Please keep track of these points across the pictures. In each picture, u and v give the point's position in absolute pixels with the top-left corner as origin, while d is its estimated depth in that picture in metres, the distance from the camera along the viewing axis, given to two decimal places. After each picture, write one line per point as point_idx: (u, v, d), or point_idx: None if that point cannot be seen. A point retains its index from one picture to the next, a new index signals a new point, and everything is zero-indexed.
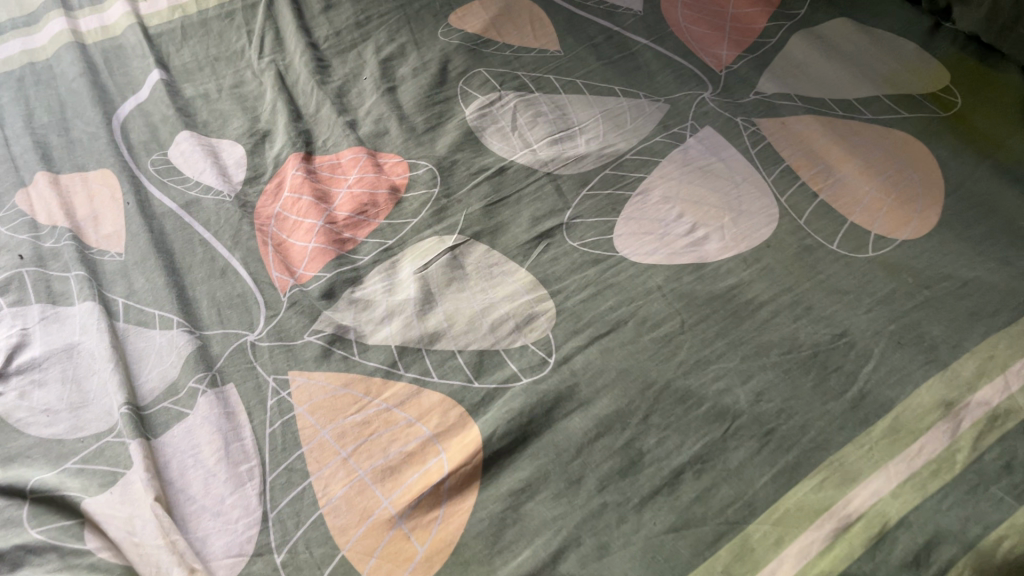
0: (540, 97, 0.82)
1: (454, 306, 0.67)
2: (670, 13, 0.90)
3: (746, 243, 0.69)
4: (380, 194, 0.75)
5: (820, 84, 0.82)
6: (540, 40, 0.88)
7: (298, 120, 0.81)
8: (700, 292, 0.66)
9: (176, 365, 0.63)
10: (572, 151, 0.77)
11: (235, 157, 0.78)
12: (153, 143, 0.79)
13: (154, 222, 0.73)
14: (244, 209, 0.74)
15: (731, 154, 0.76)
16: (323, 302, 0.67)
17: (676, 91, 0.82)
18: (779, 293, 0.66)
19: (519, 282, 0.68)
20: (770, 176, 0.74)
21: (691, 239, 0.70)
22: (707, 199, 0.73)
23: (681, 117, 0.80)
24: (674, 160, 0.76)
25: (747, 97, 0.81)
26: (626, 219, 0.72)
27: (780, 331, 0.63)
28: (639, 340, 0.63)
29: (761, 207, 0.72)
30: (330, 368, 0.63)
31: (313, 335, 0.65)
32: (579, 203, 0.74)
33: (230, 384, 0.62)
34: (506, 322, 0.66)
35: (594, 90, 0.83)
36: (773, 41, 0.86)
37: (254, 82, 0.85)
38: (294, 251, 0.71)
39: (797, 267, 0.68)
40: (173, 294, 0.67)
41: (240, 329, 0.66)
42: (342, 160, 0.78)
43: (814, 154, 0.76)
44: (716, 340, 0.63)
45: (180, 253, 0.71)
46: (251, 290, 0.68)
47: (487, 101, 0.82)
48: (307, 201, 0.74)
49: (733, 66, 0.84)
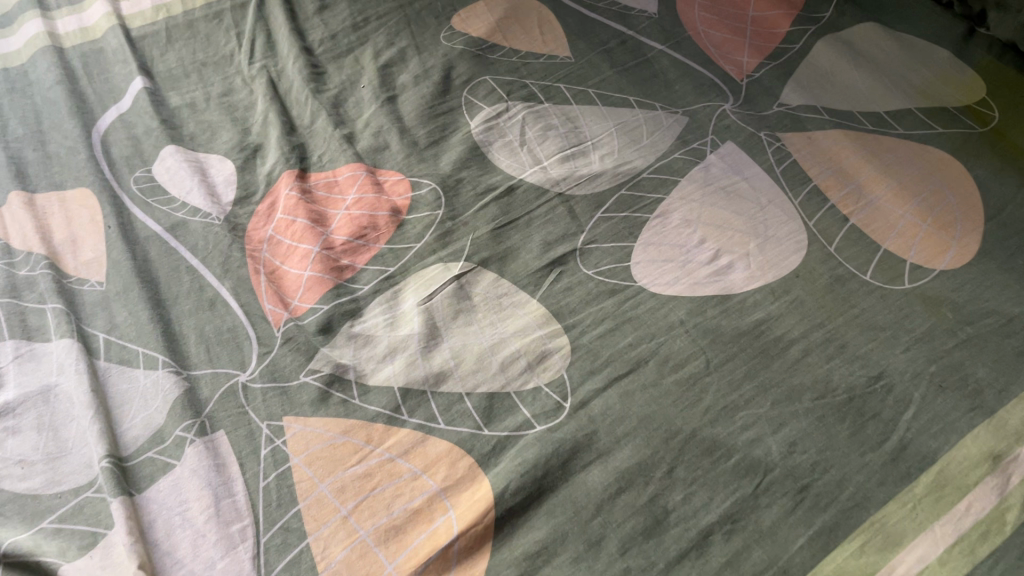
0: (550, 109, 0.77)
1: (461, 342, 0.62)
2: (687, 15, 0.85)
3: (774, 272, 0.65)
4: (380, 216, 0.70)
5: (847, 95, 0.77)
6: (549, 45, 0.82)
7: (292, 132, 0.76)
8: (725, 328, 0.62)
9: (162, 410, 0.58)
10: (585, 169, 0.72)
11: (224, 174, 0.73)
12: (136, 159, 0.74)
13: (137, 247, 0.68)
14: (234, 233, 0.69)
15: (754, 173, 0.71)
16: (320, 338, 0.62)
17: (694, 103, 0.77)
18: (811, 329, 0.61)
19: (531, 315, 0.64)
20: (797, 198, 0.70)
21: (714, 267, 0.66)
22: (730, 224, 0.68)
23: (701, 131, 0.75)
24: (694, 179, 0.71)
25: (770, 110, 0.76)
26: (644, 245, 0.67)
27: (813, 373, 0.59)
28: (661, 383, 0.59)
29: (789, 233, 0.67)
30: (329, 413, 0.59)
31: (310, 376, 0.60)
32: (594, 226, 0.69)
33: (221, 431, 0.58)
34: (517, 361, 0.61)
35: (608, 101, 0.77)
36: (796, 46, 0.81)
37: (244, 91, 0.80)
38: (289, 280, 0.66)
39: (829, 300, 0.63)
40: (158, 329, 0.62)
41: (231, 368, 0.61)
42: (339, 178, 0.73)
43: (844, 173, 0.71)
44: (744, 383, 0.59)
45: (166, 282, 0.66)
46: (242, 324, 0.63)
47: (493, 112, 0.77)
48: (302, 224, 0.69)
49: (755, 75, 0.79)
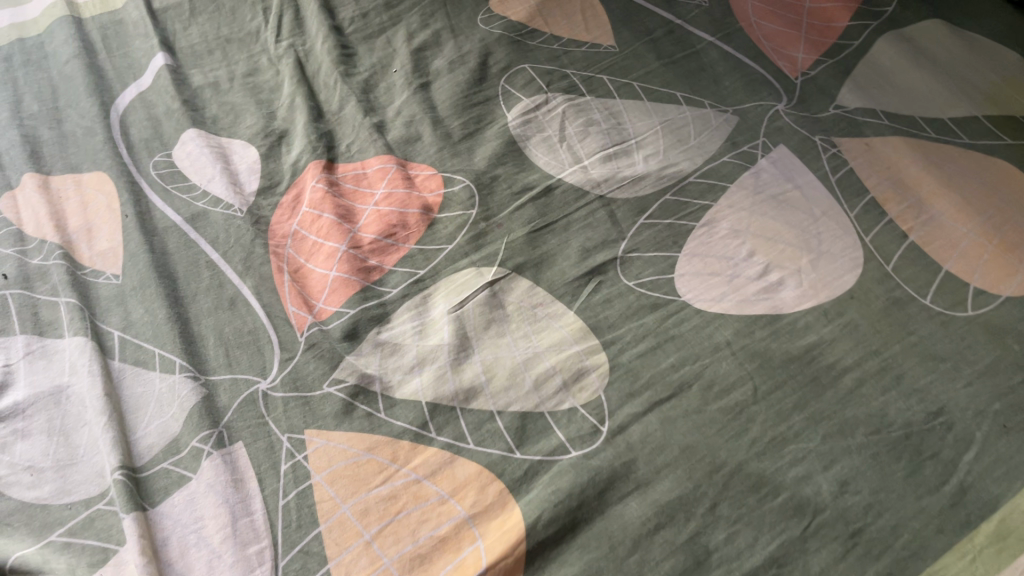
0: (591, 102, 0.73)
1: (494, 355, 0.59)
2: (739, 5, 0.80)
3: (827, 292, 0.61)
4: (411, 213, 0.66)
5: (909, 98, 0.72)
6: (592, 33, 0.78)
7: (319, 119, 0.72)
8: (774, 352, 0.58)
9: (178, 418, 0.56)
10: (628, 170, 0.68)
11: (248, 162, 0.70)
12: (155, 142, 0.70)
13: (155, 239, 0.64)
14: (257, 226, 0.65)
15: (808, 181, 0.67)
16: (345, 344, 0.59)
17: (745, 101, 0.73)
18: (866, 357, 0.58)
19: (568, 328, 0.60)
20: (853, 211, 0.65)
21: (763, 284, 0.62)
22: (782, 236, 0.64)
23: (752, 132, 0.71)
24: (744, 186, 0.67)
25: (826, 112, 0.72)
26: (689, 256, 0.64)
27: (867, 406, 0.55)
28: (704, 410, 0.56)
29: (844, 249, 0.63)
30: (353, 427, 0.56)
31: (333, 386, 0.57)
32: (636, 234, 0.65)
33: (239, 443, 0.55)
34: (552, 378, 0.58)
35: (653, 95, 0.73)
36: (856, 43, 0.76)
37: (270, 71, 0.76)
38: (314, 280, 0.63)
39: (885, 325, 0.59)
40: (175, 329, 0.59)
41: (251, 374, 0.58)
42: (368, 170, 0.69)
43: (904, 184, 0.67)
44: (793, 413, 0.55)
45: (185, 278, 0.63)
46: (263, 326, 0.60)
47: (532, 104, 0.73)
48: (328, 220, 0.65)
49: (811, 72, 0.75)
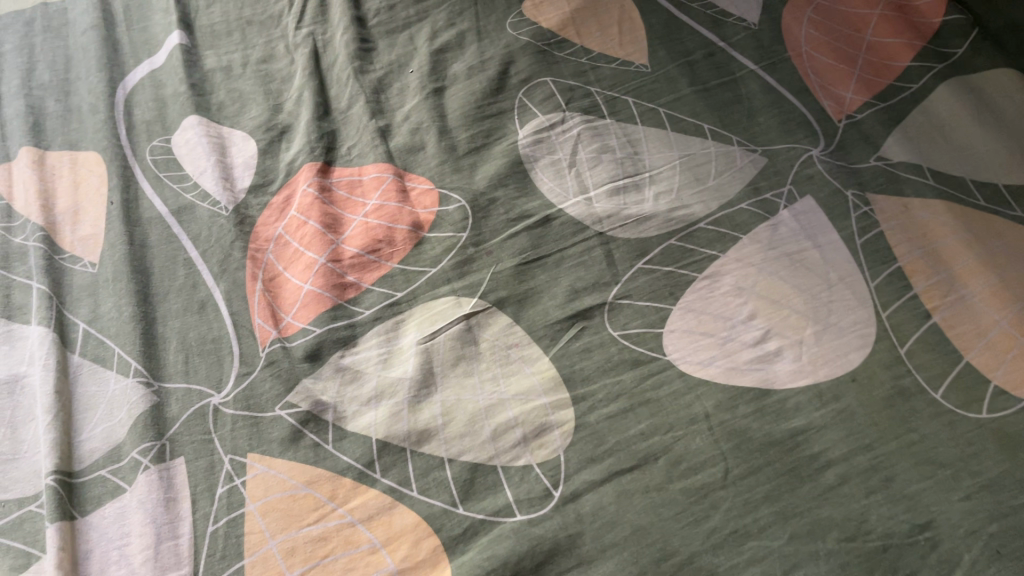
0: (610, 126, 0.68)
1: (455, 396, 0.56)
2: (790, 31, 0.73)
3: (826, 370, 0.56)
4: (398, 229, 0.63)
5: (962, 157, 0.65)
6: (625, 49, 0.73)
7: (324, 117, 0.69)
8: (754, 433, 0.53)
9: (124, 425, 0.54)
10: (635, 208, 0.64)
11: (245, 156, 0.67)
12: (157, 125, 0.69)
13: (137, 230, 0.63)
14: (241, 227, 0.63)
15: (830, 241, 0.61)
16: (305, 366, 0.57)
17: (778, 142, 0.67)
18: (855, 452, 0.52)
19: (539, 376, 0.56)
20: (873, 280, 0.60)
21: (758, 352, 0.57)
22: (788, 300, 0.59)
23: (779, 178, 0.65)
24: (758, 238, 0.62)
25: (865, 163, 0.65)
26: (683, 311, 0.59)
27: (845, 507, 0.50)
28: (666, 488, 0.52)
29: (854, 323, 0.58)
30: (297, 456, 0.54)
31: (285, 409, 0.55)
32: (631, 278, 0.61)
33: (180, 459, 0.53)
34: (512, 430, 0.54)
35: (678, 125, 0.68)
36: (913, 87, 0.69)
37: (285, 60, 0.74)
38: (287, 292, 0.61)
39: (884, 417, 0.54)
40: (138, 329, 0.58)
41: (206, 386, 0.56)
42: (364, 178, 0.66)
43: (937, 256, 0.60)
44: (761, 505, 0.51)
45: (160, 274, 0.61)
46: (228, 336, 0.58)
47: (547, 122, 0.68)
48: (313, 228, 0.63)
49: (856, 116, 0.68)
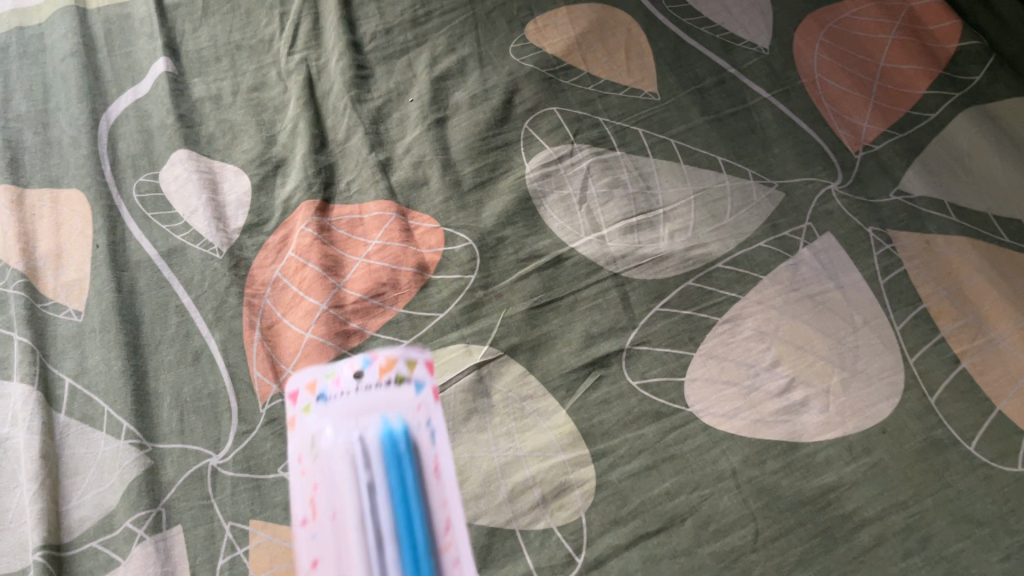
0: (620, 158, 0.65)
1: (468, 454, 0.52)
2: (803, 56, 0.71)
3: (856, 421, 0.53)
4: (403, 271, 0.60)
5: (985, 190, 0.63)
6: (633, 75, 0.70)
7: (321, 149, 0.66)
8: (784, 491, 0.51)
9: (117, 491, 0.51)
10: (650, 247, 0.61)
11: (238, 193, 0.64)
12: (143, 159, 0.65)
13: (126, 275, 0.59)
14: (236, 271, 0.60)
15: (853, 281, 0.59)
16: (309, 423, 0.54)
17: (794, 175, 0.65)
18: (890, 509, 0.50)
19: (556, 431, 0.53)
20: (899, 324, 0.57)
21: (784, 402, 0.54)
22: (814, 346, 0.56)
23: (797, 214, 0.63)
24: (779, 279, 0.59)
25: (885, 197, 0.63)
26: (704, 357, 0.56)
27: (883, 571, 0.48)
28: (695, 552, 0.49)
29: (883, 370, 0.55)
30: (302, 522, 0.50)
31: (288, 471, 0.52)
32: (648, 323, 0.58)
33: (178, 528, 0.50)
34: (530, 491, 0.51)
35: (691, 157, 0.65)
36: (931, 116, 0.67)
37: (277, 87, 0.70)
38: (287, 340, 0.57)
39: (918, 471, 0.51)
40: (129, 385, 0.55)
41: (204, 446, 0.53)
42: (364, 216, 0.63)
43: (964, 296, 0.58)
44: (795, 570, 0.48)
45: (150, 323, 0.58)
46: (225, 391, 0.55)
47: (554, 154, 0.66)
48: (313, 271, 0.60)
49: (874, 147, 0.66)
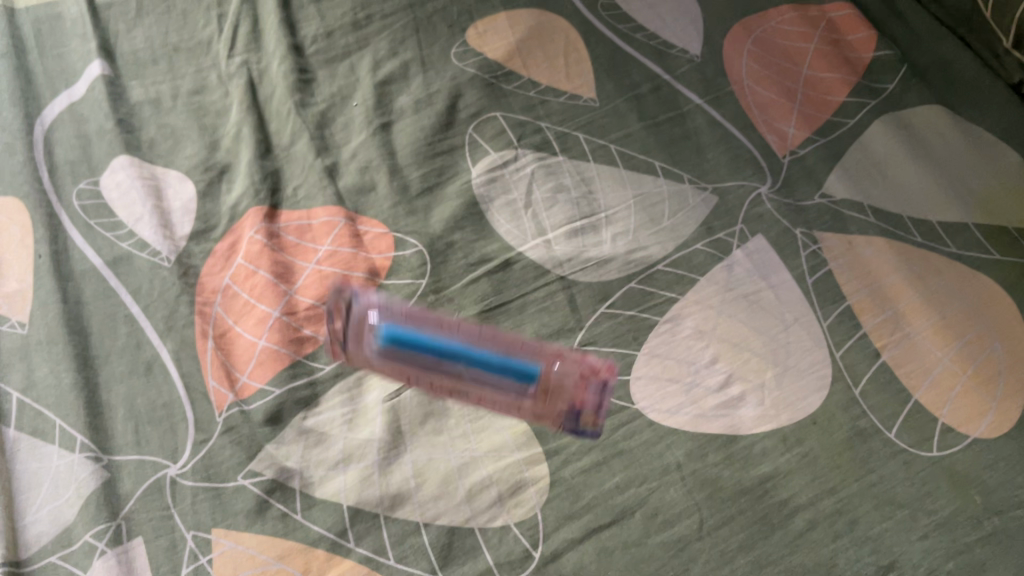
0: (562, 162, 0.68)
1: (427, 455, 0.54)
2: (732, 64, 0.74)
3: (788, 414, 0.57)
4: (354, 276, 0.61)
5: (899, 193, 0.67)
6: (573, 81, 0.73)
7: (266, 155, 0.67)
8: (725, 482, 0.54)
9: (73, 505, 0.51)
10: (594, 250, 0.64)
11: (183, 200, 0.64)
12: (82, 165, 0.64)
13: (70, 285, 0.59)
14: (185, 279, 0.60)
15: (783, 281, 0.63)
16: (265, 431, 0.55)
17: (728, 179, 0.68)
18: (820, 495, 0.54)
19: (510, 431, 0.55)
20: (826, 321, 0.61)
21: (723, 398, 0.58)
22: (748, 343, 0.60)
23: (730, 217, 0.66)
24: (715, 279, 0.63)
25: (811, 200, 0.67)
26: (648, 357, 0.59)
27: (816, 553, 0.52)
28: (644, 543, 0.52)
29: (811, 365, 0.59)
30: (265, 529, 0.51)
31: (249, 479, 0.53)
32: (595, 323, 0.61)
33: (138, 539, 0.50)
34: (486, 490, 0.53)
35: (630, 162, 0.69)
36: (851, 122, 0.71)
37: (218, 91, 0.70)
38: (240, 348, 0.58)
39: (844, 459, 0.55)
40: (80, 397, 0.54)
41: (161, 457, 0.53)
42: (313, 222, 0.64)
43: (882, 294, 0.62)
44: (736, 555, 0.52)
45: (99, 334, 0.57)
46: (180, 401, 0.55)
47: (500, 160, 0.68)
48: (263, 278, 0.60)
49: (800, 152, 0.70)
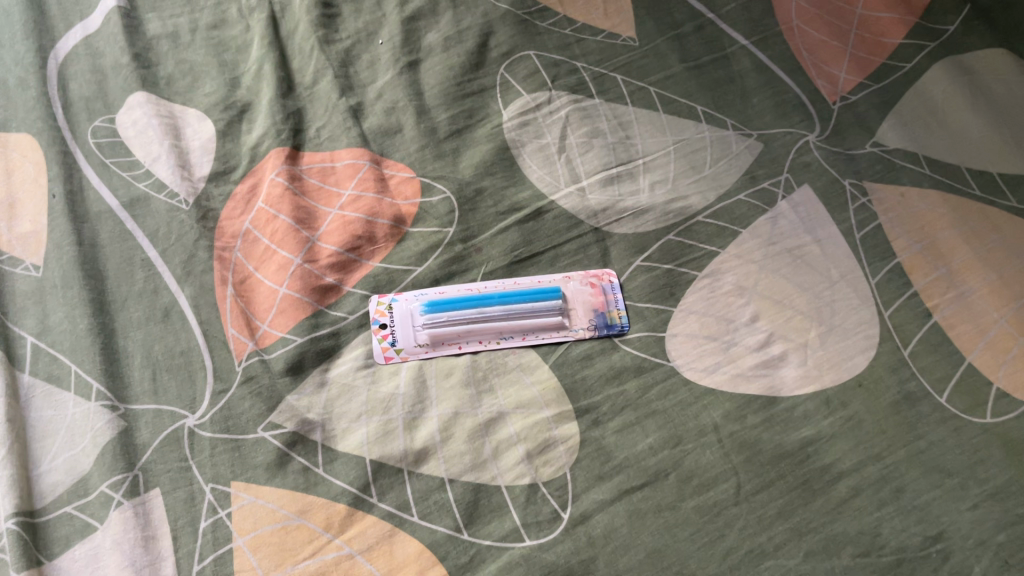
0: (598, 106, 0.65)
1: (453, 410, 0.52)
2: (781, 3, 0.70)
3: (832, 375, 0.54)
4: (379, 223, 0.59)
5: (957, 142, 0.63)
6: (611, 19, 0.69)
7: (288, 94, 0.64)
8: (764, 445, 0.52)
9: (89, 454, 0.49)
10: (630, 199, 0.61)
11: (202, 139, 0.62)
12: (98, 102, 0.62)
13: (85, 226, 0.57)
14: (203, 223, 0.58)
15: (830, 235, 0.60)
16: (286, 382, 0.53)
17: (773, 126, 0.64)
18: (866, 461, 0.51)
19: (540, 387, 0.53)
20: (874, 278, 0.58)
21: (763, 357, 0.55)
22: (791, 301, 0.57)
23: (775, 166, 0.63)
24: (758, 232, 0.60)
25: (861, 149, 0.63)
26: (686, 313, 0.57)
27: (858, 521, 0.49)
28: (678, 506, 0.50)
29: (858, 324, 0.56)
30: (285, 483, 0.50)
31: (269, 431, 0.51)
32: (630, 277, 0.58)
33: (155, 491, 0.49)
34: (514, 447, 0.51)
35: (670, 106, 0.65)
36: (908, 66, 0.67)
37: (239, 25, 0.67)
38: (261, 296, 0.56)
39: (891, 424, 0.52)
40: (96, 343, 0.52)
41: (179, 407, 0.51)
42: (337, 165, 0.61)
43: (935, 251, 0.58)
44: (775, 522, 0.49)
45: (115, 278, 0.55)
46: (199, 349, 0.53)
47: (533, 102, 0.65)
48: (284, 223, 0.58)
49: (852, 97, 0.66)
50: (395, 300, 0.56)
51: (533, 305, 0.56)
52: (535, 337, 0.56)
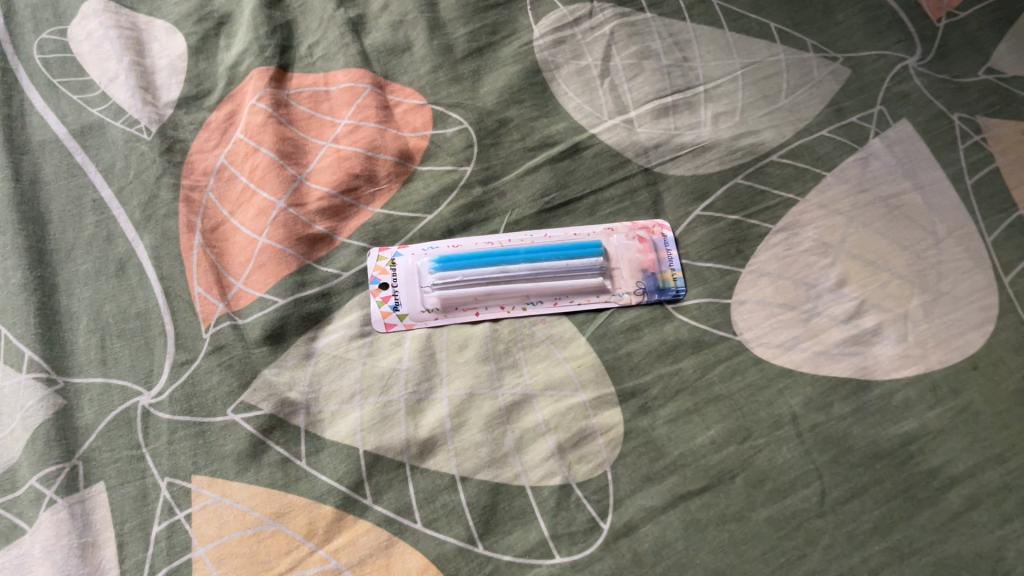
0: (650, 21, 0.53)
1: (467, 391, 0.42)
2: None
3: (940, 354, 0.43)
4: (381, 159, 0.49)
5: None
6: None
7: (276, 4, 0.53)
8: (855, 442, 0.41)
9: (18, 440, 0.40)
10: (689, 134, 0.50)
11: (171, 56, 0.51)
12: (49, 12, 0.52)
13: (26, 158, 0.47)
14: (169, 157, 0.48)
15: (934, 181, 0.48)
16: (263, 352, 0.43)
17: (863, 47, 0.53)
18: (984, 465, 0.41)
19: (575, 364, 0.43)
20: (991, 236, 0.47)
21: (853, 331, 0.44)
22: (887, 261, 0.46)
23: (865, 97, 0.51)
24: (846, 177, 0.48)
25: (973, 76, 0.52)
26: (756, 275, 0.46)
27: (977, 541, 0.39)
28: (747, 517, 0.39)
29: (971, 291, 0.45)
30: (258, 478, 0.40)
31: (241, 413, 0.41)
32: (687, 230, 0.48)
33: (99, 486, 0.39)
34: (542, 439, 0.41)
35: (736, 23, 0.54)
36: None
37: None
38: (236, 247, 0.46)
39: (1016, 418, 0.42)
40: (33, 301, 0.43)
41: (132, 381, 0.42)
42: (331, 90, 0.51)
43: None
44: (869, 540, 0.39)
45: (60, 223, 0.45)
46: (159, 310, 0.44)
47: (570, 15, 0.54)
48: (265, 158, 0.48)
49: (960, 14, 0.54)
50: (399, 254, 0.46)
51: (568, 264, 0.46)
52: (570, 302, 0.45)
